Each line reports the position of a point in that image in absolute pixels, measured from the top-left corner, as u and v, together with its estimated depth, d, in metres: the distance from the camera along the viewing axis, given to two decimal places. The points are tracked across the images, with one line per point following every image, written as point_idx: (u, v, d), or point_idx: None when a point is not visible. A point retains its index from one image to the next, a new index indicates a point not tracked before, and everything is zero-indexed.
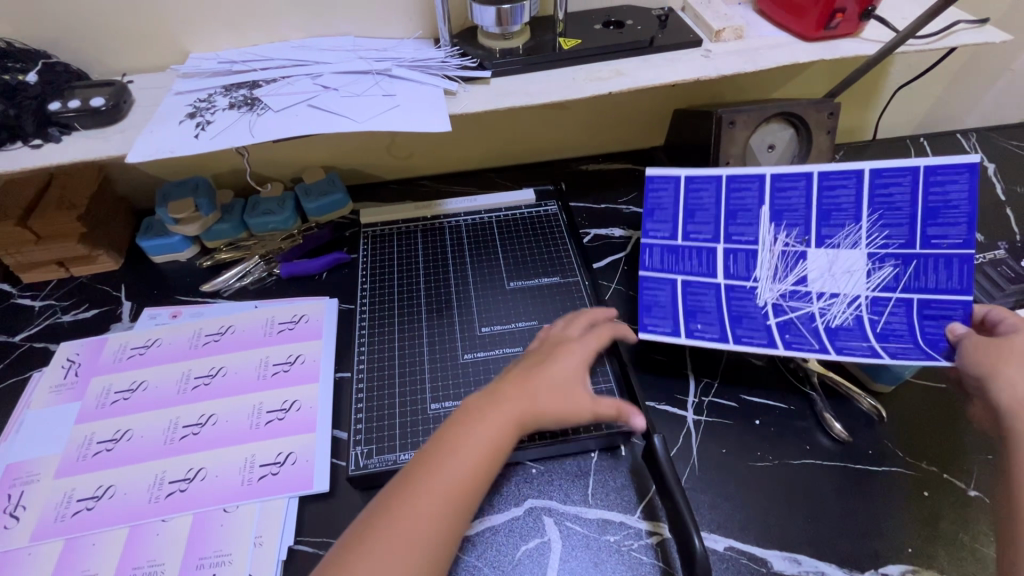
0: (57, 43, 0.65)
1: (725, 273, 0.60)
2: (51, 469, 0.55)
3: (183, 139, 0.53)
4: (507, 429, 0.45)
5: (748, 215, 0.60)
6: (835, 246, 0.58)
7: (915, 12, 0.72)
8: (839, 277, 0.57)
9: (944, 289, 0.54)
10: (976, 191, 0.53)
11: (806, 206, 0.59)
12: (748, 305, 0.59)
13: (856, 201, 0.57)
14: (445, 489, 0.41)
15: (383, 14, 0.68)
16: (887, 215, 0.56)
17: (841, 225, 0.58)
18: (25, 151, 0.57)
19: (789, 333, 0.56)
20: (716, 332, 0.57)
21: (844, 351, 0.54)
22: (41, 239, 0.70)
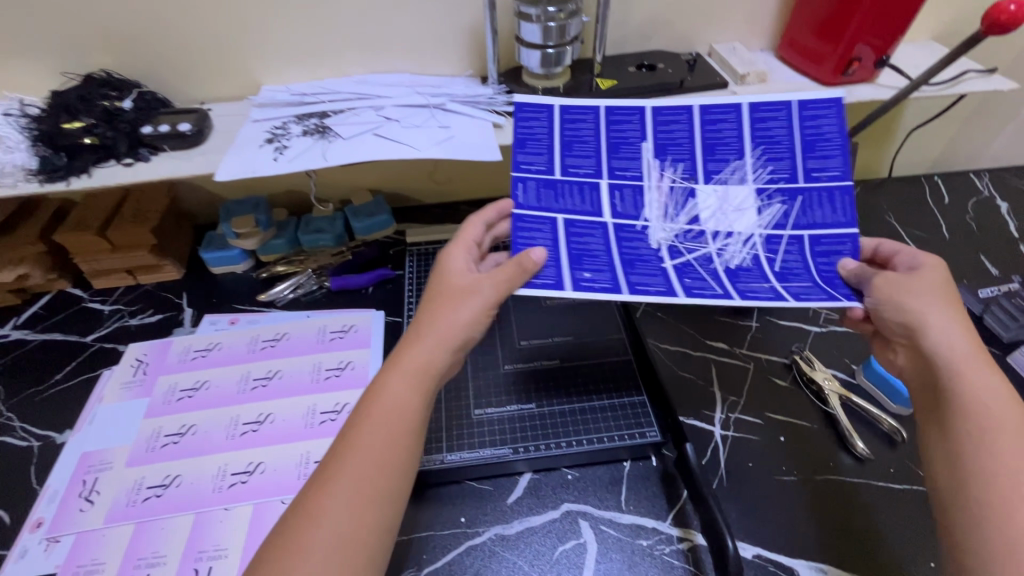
0: (148, 74, 0.73)
1: (613, 211, 0.55)
2: (123, 459, 0.59)
3: (264, 161, 0.59)
4: (408, 400, 0.43)
5: (630, 147, 0.57)
6: (722, 180, 0.56)
7: (928, 62, 0.78)
8: (732, 215, 0.54)
9: (831, 224, 0.53)
10: (846, 123, 0.55)
11: (688, 139, 0.57)
12: (641, 248, 0.52)
13: (736, 132, 0.57)
14: (350, 492, 0.38)
15: (437, 54, 0.76)
16: (769, 148, 0.56)
17: (726, 159, 0.56)
18: (118, 168, 0.64)
19: (688, 277, 0.50)
20: (606, 281, 0.49)
21: (747, 295, 0.48)
22: (115, 248, 0.76)
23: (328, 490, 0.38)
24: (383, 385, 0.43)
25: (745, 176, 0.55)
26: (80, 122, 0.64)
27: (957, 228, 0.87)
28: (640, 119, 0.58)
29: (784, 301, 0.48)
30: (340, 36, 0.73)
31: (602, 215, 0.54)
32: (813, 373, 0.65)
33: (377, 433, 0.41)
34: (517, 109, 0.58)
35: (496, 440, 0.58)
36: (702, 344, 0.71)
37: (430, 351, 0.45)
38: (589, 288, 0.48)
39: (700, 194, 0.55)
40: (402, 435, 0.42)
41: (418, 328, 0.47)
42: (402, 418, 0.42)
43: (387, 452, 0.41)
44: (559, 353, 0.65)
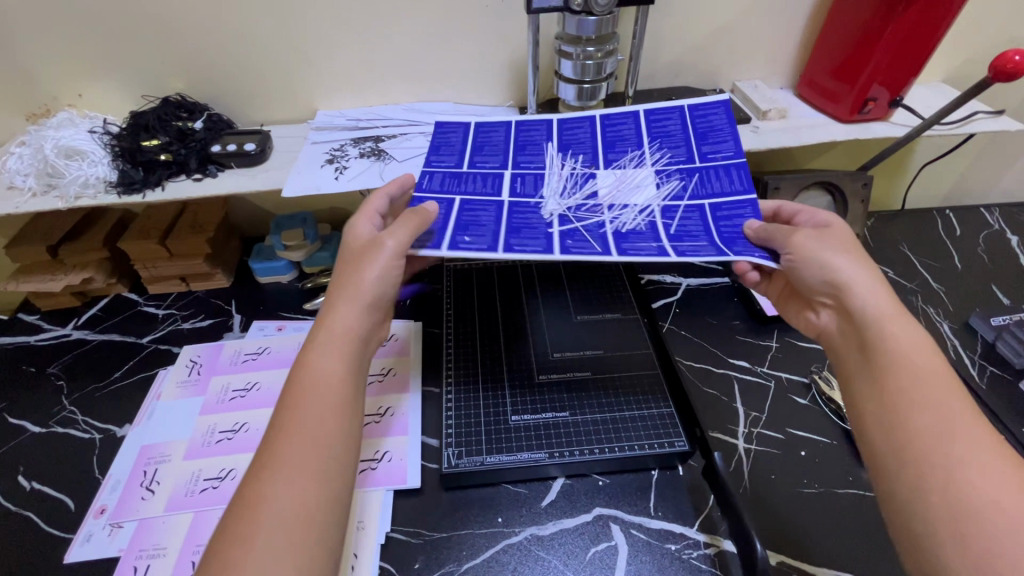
0: (215, 98, 0.79)
1: (510, 193, 0.62)
2: (181, 452, 0.63)
3: (327, 180, 0.65)
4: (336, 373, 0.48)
5: (534, 147, 0.68)
6: (622, 166, 0.65)
7: (939, 103, 0.83)
8: (635, 189, 0.61)
9: (731, 192, 0.59)
10: (732, 116, 0.65)
11: (593, 138, 0.68)
12: (531, 218, 0.58)
13: (635, 132, 0.68)
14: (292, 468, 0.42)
15: (481, 86, 0.82)
16: (665, 142, 0.66)
17: (625, 151, 0.66)
18: (188, 183, 0.69)
19: (571, 238, 0.55)
20: (485, 241, 0.54)
21: (630, 250, 0.52)
22: (172, 256, 0.81)
23: (269, 470, 0.42)
24: (305, 366, 0.48)
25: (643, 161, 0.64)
26: (158, 140, 0.70)
27: (969, 259, 0.90)
28: (547, 128, 0.70)
29: (664, 256, 0.52)
30: (393, 67, 0.79)
31: (500, 195, 0.61)
32: (833, 393, 0.68)
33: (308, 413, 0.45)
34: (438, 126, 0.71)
35: (533, 444, 0.61)
36: (725, 362, 0.74)
37: (341, 327, 0.51)
38: (465, 248, 0.53)
39: (603, 176, 0.63)
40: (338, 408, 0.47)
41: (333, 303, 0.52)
42: (329, 391, 0.47)
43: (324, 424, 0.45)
44: (590, 365, 0.69)
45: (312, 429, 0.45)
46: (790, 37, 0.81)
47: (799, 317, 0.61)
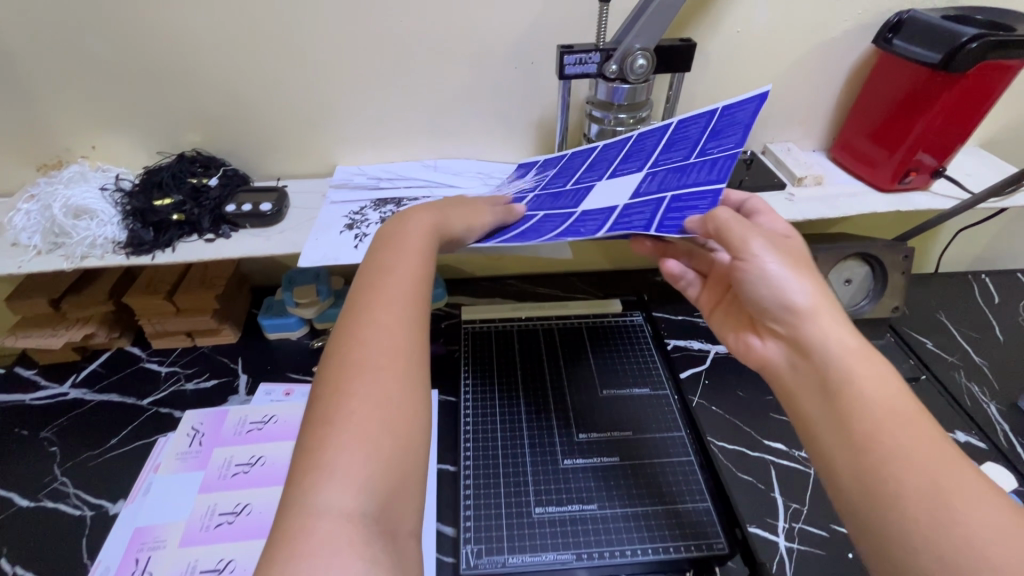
0: (232, 151, 0.77)
1: (550, 208, 0.59)
2: (176, 537, 0.59)
3: (346, 248, 0.62)
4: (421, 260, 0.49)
5: (559, 176, 0.66)
6: (621, 175, 0.59)
7: (981, 171, 0.80)
8: (616, 195, 0.56)
9: (700, 183, 0.50)
10: (758, 112, 0.54)
11: (617, 154, 0.63)
12: (544, 227, 0.55)
13: (658, 142, 0.61)
14: (397, 302, 0.44)
15: (507, 144, 0.80)
16: (677, 147, 0.58)
17: (635, 162, 0.60)
18: (199, 243, 0.66)
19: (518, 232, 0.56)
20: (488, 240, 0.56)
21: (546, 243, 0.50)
22: (179, 311, 0.78)
23: None
24: (390, 251, 0.50)
25: (642, 166, 0.59)
26: (170, 199, 0.67)
27: (1011, 330, 0.86)
28: (585, 157, 0.67)
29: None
30: (416, 123, 0.77)
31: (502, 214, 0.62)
32: None
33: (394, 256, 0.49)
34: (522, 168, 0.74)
35: (562, 543, 0.56)
36: (760, 444, 0.69)
37: (419, 223, 0.53)
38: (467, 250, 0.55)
39: (601, 188, 0.59)
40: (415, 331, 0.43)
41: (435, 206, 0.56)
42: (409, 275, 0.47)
43: (412, 278, 0.47)
44: (619, 450, 0.64)
45: (384, 338, 0.42)
46: (825, 102, 0.79)
47: (734, 338, 0.54)
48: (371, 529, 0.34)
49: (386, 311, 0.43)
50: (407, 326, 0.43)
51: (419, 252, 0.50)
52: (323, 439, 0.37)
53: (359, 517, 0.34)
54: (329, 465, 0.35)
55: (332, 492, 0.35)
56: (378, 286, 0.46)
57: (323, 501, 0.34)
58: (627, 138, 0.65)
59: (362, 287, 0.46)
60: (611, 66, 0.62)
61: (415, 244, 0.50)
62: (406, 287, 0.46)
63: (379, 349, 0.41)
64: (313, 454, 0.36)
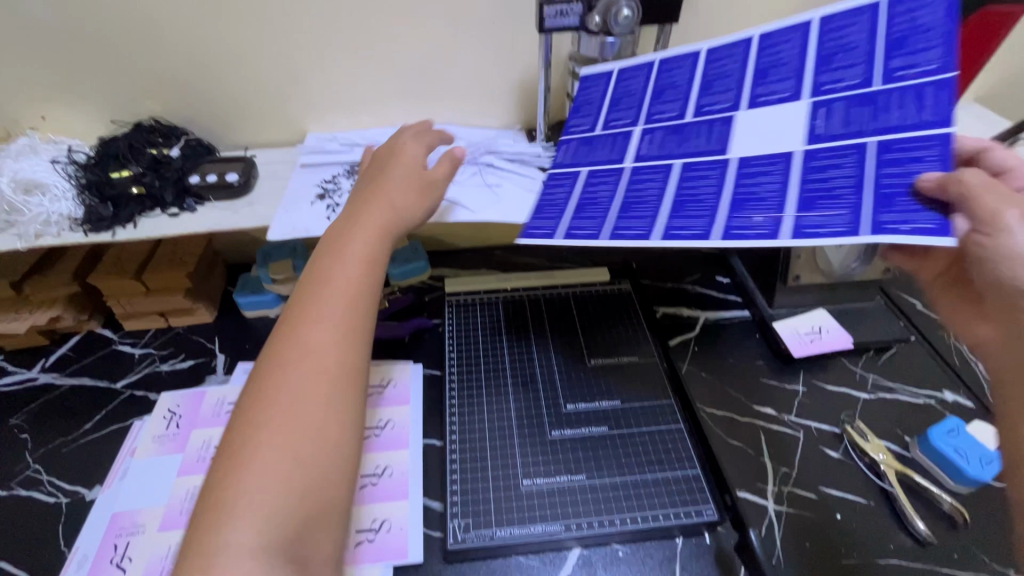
0: (195, 120, 0.72)
1: (681, 151, 0.53)
2: (155, 522, 0.57)
3: (317, 220, 0.59)
4: (365, 259, 0.47)
5: (673, 93, 0.58)
6: (773, 101, 0.52)
7: (976, 127, 0.77)
8: (787, 136, 0.49)
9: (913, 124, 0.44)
10: (953, 11, 0.46)
11: (742, 68, 0.55)
12: (700, 189, 0.49)
13: (800, 51, 0.53)
14: (326, 320, 0.43)
15: (486, 107, 0.76)
16: (838, 62, 0.50)
17: (780, 79, 0.53)
18: (163, 219, 0.63)
19: (681, 202, 0.49)
20: (642, 227, 0.49)
21: (734, 232, 0.44)
22: (149, 291, 0.75)
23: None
24: (332, 251, 0.47)
25: (800, 91, 0.51)
26: (129, 171, 0.63)
27: None
28: (692, 64, 0.59)
29: (857, 233, 0.39)
30: (390, 86, 0.72)
31: (623, 161, 0.56)
32: (867, 446, 0.63)
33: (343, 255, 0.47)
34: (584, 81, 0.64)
35: (549, 514, 0.55)
36: (750, 409, 0.68)
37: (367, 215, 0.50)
38: (622, 235, 0.49)
39: (745, 119, 0.52)
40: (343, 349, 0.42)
41: (378, 188, 0.53)
42: (349, 281, 0.45)
43: (351, 285, 0.45)
44: (607, 419, 0.63)
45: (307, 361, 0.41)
46: None
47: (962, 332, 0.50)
48: (277, 561, 0.34)
49: (318, 325, 0.42)
50: (338, 343, 0.42)
51: (365, 253, 0.47)
52: (239, 465, 0.36)
53: (264, 552, 0.34)
54: (237, 496, 0.35)
55: (237, 523, 0.34)
56: (321, 292, 0.44)
57: (230, 525, 0.34)
58: (745, 38, 0.57)
59: (302, 295, 0.45)
60: (595, 17, 0.59)
61: (356, 244, 0.48)
62: (347, 295, 0.45)
63: (301, 372, 0.40)
64: (221, 488, 0.36)
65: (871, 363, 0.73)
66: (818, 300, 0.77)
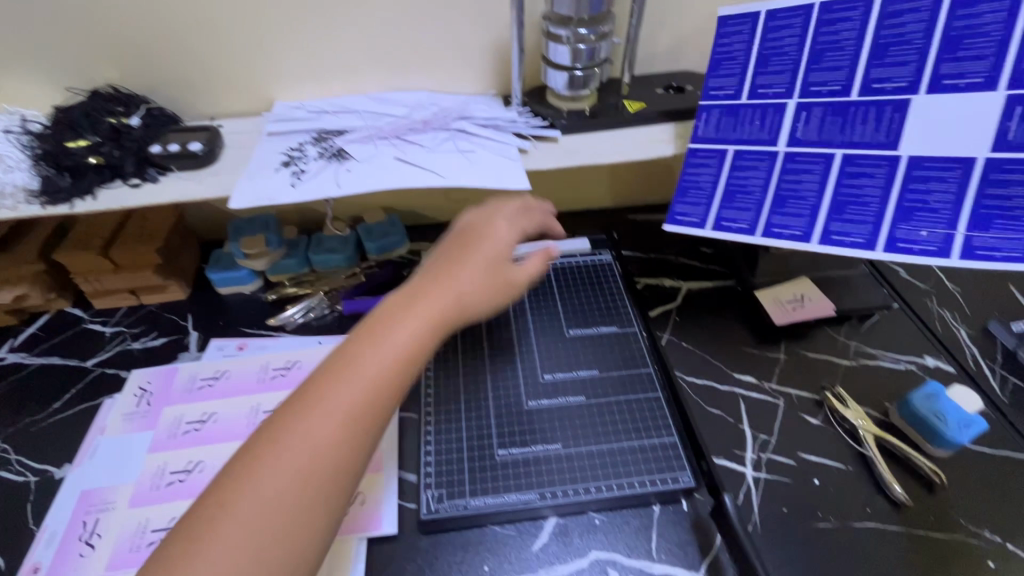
0: (157, 89, 0.70)
1: (843, 138, 0.56)
2: (125, 498, 0.56)
3: (280, 187, 0.57)
4: (400, 357, 0.42)
5: (835, 53, 0.56)
6: (962, 85, 0.50)
7: None
8: (962, 130, 0.51)
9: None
10: None
11: (927, 33, 0.52)
12: (863, 189, 0.55)
13: (1006, 23, 0.49)
14: (327, 420, 0.38)
15: (459, 72, 0.73)
16: (968, 46, 0.50)
17: (975, 53, 0.50)
18: (124, 189, 0.61)
19: (844, 201, 0.56)
20: (799, 225, 0.58)
21: (902, 245, 0.53)
22: (118, 268, 0.73)
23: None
24: (372, 335, 0.42)
25: (918, 81, 0.52)
26: (85, 141, 0.61)
27: None
28: (865, 10, 0.54)
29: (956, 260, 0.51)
30: (358, 51, 0.70)
31: (776, 145, 0.60)
32: (846, 411, 0.62)
33: (384, 342, 0.42)
34: (726, 30, 0.62)
35: (524, 483, 0.55)
36: (731, 377, 0.68)
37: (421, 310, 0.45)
38: (779, 233, 0.59)
39: (918, 106, 0.52)
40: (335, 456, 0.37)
41: (446, 275, 0.49)
42: (374, 378, 0.40)
43: (372, 381, 0.40)
44: (584, 388, 0.62)
45: (293, 461, 0.36)
46: None
47: None
48: None
49: (320, 422, 0.38)
50: (330, 451, 0.37)
51: (399, 349, 0.42)
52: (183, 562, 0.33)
53: None
54: None
55: None
56: (345, 380, 0.40)
57: None
58: None
59: (319, 380, 0.40)
60: None
61: (398, 335, 0.43)
62: (365, 395, 0.40)
63: (280, 472, 0.36)
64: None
65: (853, 330, 0.72)
66: (801, 268, 0.76)
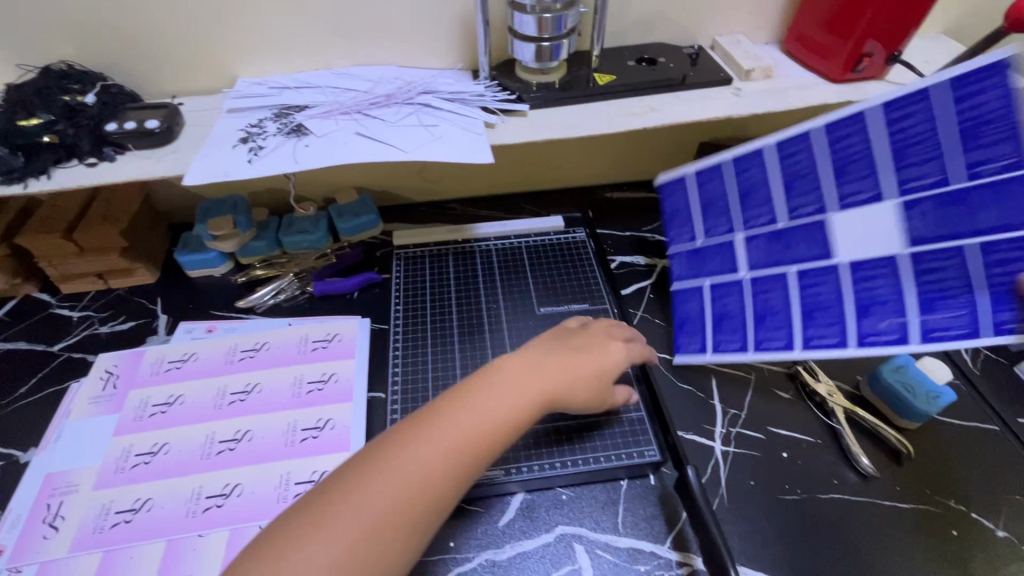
0: (115, 66, 0.68)
1: (787, 260, 0.55)
2: (90, 480, 0.56)
3: (237, 163, 0.56)
4: (517, 420, 0.45)
5: (757, 195, 0.58)
6: (856, 205, 0.49)
7: (940, 57, 0.73)
8: (873, 239, 0.48)
9: (1007, 225, 0.40)
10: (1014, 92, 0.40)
11: (813, 170, 0.53)
12: (822, 295, 0.52)
13: (870, 143, 0.48)
14: (448, 452, 0.41)
15: (425, 45, 0.71)
16: (850, 172, 0.50)
17: (859, 177, 0.49)
18: (81, 169, 0.59)
19: (813, 320, 0.53)
20: (782, 338, 0.55)
21: (868, 342, 0.48)
22: (83, 251, 0.72)
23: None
24: (498, 387, 0.46)
25: (827, 206, 0.52)
26: (38, 119, 0.59)
27: None
28: (762, 160, 0.57)
29: (977, 338, 0.42)
30: (320, 23, 0.68)
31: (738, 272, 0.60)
32: (815, 384, 0.62)
33: (496, 400, 0.45)
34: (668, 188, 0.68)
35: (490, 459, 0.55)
36: None
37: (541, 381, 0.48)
38: (768, 347, 0.56)
39: (835, 224, 0.51)
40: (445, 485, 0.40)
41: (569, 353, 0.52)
42: (492, 432, 0.43)
43: (490, 430, 0.43)
44: None
45: (413, 475, 0.39)
46: None
47: None
48: None
49: (444, 450, 0.41)
50: (443, 482, 0.40)
51: (517, 411, 0.45)
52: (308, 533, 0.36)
53: None
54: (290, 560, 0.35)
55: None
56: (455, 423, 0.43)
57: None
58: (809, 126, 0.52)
59: (445, 409, 0.44)
60: None
61: (518, 398, 0.46)
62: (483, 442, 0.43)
63: (401, 480, 0.39)
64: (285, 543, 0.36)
65: None
66: None
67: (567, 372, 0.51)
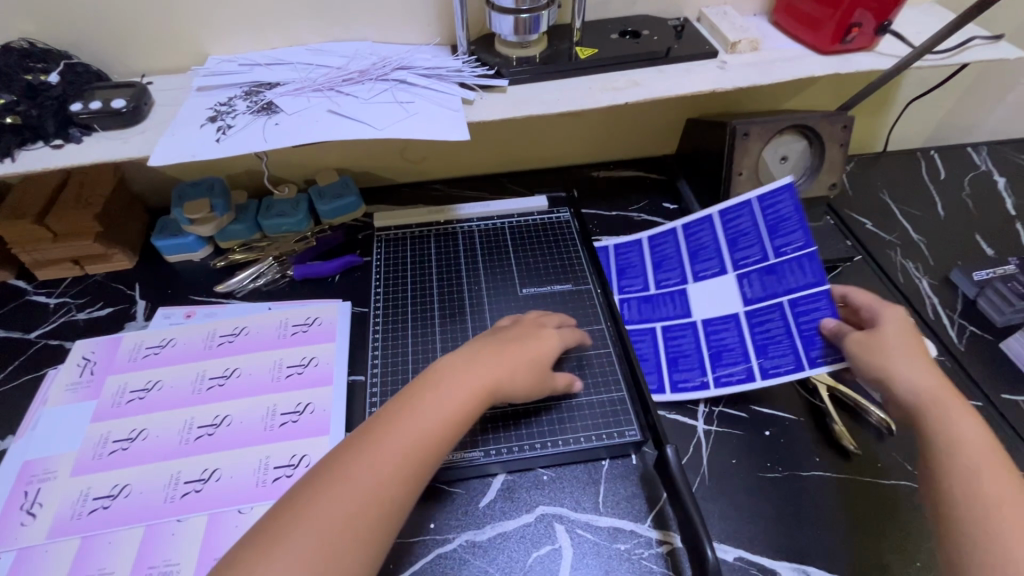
0: (79, 44, 0.65)
1: (655, 317, 0.66)
2: (68, 467, 0.56)
3: (204, 143, 0.54)
4: (459, 415, 0.45)
5: (633, 269, 0.70)
6: (710, 278, 0.66)
7: (931, 26, 0.71)
8: (722, 301, 0.64)
9: (805, 286, 0.60)
10: (799, 205, 0.63)
11: (678, 251, 0.70)
12: (682, 345, 0.62)
13: (715, 237, 0.68)
14: (391, 459, 0.41)
15: (401, 18, 0.69)
16: (702, 258, 0.67)
17: (708, 260, 0.67)
18: (46, 151, 0.58)
19: (676, 371, 0.61)
20: (653, 382, 0.61)
21: (723, 381, 0.59)
22: (57, 237, 0.70)
23: None
24: (435, 387, 0.46)
25: (686, 278, 0.67)
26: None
27: (952, 204, 0.82)
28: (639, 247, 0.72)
29: (802, 370, 0.57)
30: None
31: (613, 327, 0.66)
32: None
33: (434, 401, 0.45)
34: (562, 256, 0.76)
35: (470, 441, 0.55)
36: None
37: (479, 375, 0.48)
38: None
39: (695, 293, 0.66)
40: (395, 490, 0.40)
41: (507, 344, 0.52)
42: (434, 431, 0.43)
43: (432, 430, 0.43)
44: None
45: (363, 485, 0.39)
46: None
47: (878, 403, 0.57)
48: None
49: (390, 458, 0.41)
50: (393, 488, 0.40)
51: (457, 407, 0.45)
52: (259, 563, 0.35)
53: None
54: None
55: None
56: (393, 429, 0.42)
57: None
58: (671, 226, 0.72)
59: (387, 417, 0.43)
60: None
61: (456, 396, 0.46)
62: (424, 443, 0.43)
63: (349, 494, 0.39)
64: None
65: None
66: None
67: (507, 362, 0.50)
